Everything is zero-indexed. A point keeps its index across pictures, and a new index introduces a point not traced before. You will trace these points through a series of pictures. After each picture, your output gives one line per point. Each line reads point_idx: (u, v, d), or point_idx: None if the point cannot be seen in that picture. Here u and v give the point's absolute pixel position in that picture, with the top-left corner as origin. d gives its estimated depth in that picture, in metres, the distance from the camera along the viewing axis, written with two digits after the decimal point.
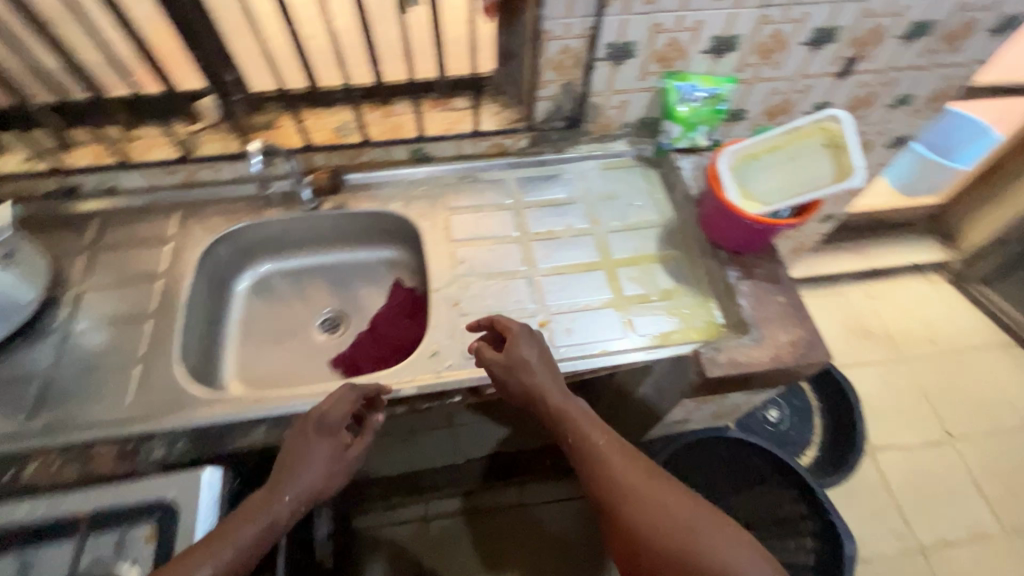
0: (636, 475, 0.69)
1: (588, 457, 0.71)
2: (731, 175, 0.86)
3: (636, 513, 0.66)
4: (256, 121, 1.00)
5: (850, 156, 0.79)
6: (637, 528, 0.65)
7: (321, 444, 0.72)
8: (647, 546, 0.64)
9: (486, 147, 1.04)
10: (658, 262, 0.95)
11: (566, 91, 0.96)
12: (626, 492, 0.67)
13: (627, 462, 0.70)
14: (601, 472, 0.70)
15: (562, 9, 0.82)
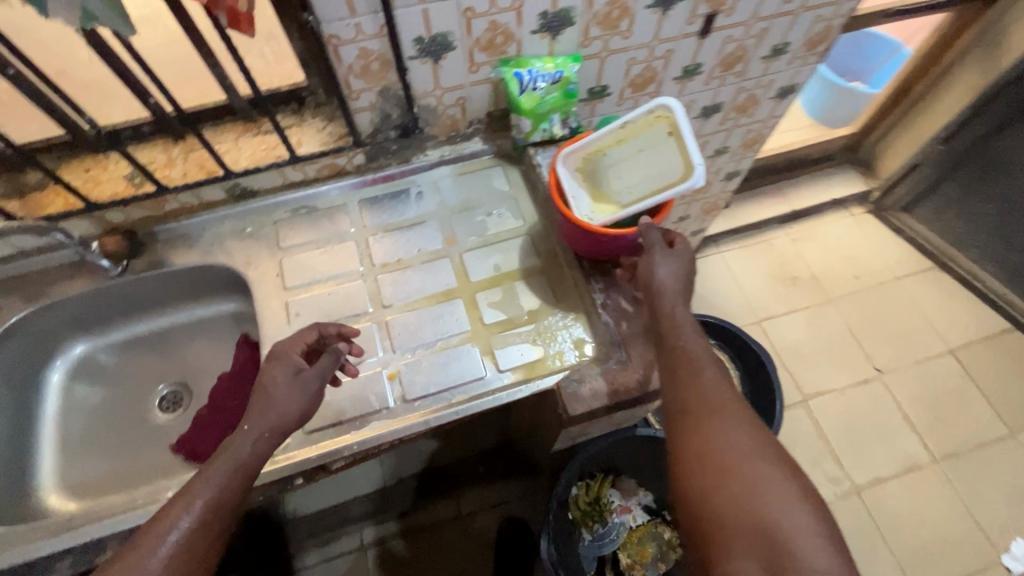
0: (721, 423, 0.60)
1: (689, 391, 0.63)
2: (576, 185, 0.77)
3: (711, 463, 0.58)
4: (27, 180, 0.83)
5: (690, 147, 0.69)
6: (711, 483, 0.57)
7: (283, 400, 0.63)
8: (716, 506, 0.56)
9: (316, 170, 0.90)
10: (521, 280, 0.85)
11: (387, 97, 0.82)
12: (704, 439, 0.59)
13: (730, 407, 0.61)
14: (696, 404, 0.62)
15: (340, 9, 0.67)
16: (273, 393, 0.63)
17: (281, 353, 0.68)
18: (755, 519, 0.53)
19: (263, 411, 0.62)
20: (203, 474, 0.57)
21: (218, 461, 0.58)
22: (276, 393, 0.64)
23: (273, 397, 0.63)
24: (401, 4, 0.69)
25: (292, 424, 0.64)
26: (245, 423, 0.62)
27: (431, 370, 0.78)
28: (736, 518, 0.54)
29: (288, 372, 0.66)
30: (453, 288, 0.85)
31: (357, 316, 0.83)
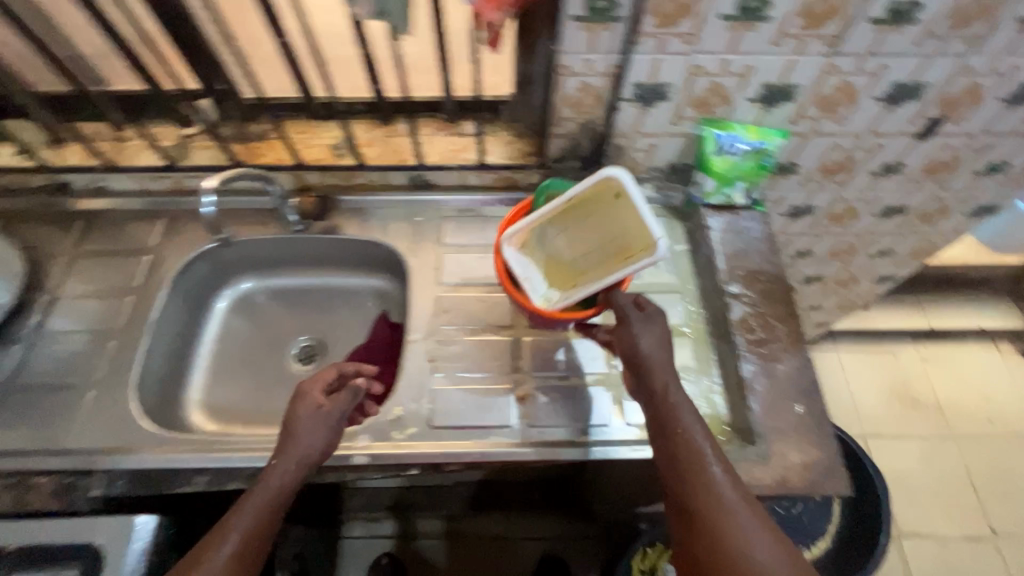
0: (712, 499, 0.56)
1: (681, 458, 0.58)
2: (525, 264, 0.73)
3: (751, 555, 0.53)
4: (251, 130, 0.93)
5: (643, 212, 0.62)
6: (744, 569, 0.52)
7: (308, 440, 0.65)
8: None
9: (492, 179, 0.94)
10: (666, 336, 0.83)
11: (585, 129, 0.84)
12: (727, 520, 0.54)
13: (736, 485, 0.57)
14: (686, 475, 0.57)
15: (582, 44, 0.70)
16: (300, 440, 0.65)
17: (302, 395, 0.68)
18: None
19: (290, 453, 0.64)
20: (241, 506, 0.61)
21: (254, 498, 0.61)
22: (304, 437, 0.65)
23: (297, 438, 0.65)
24: (639, 51, 0.70)
25: (316, 458, 0.65)
26: (275, 459, 0.64)
27: (560, 402, 0.78)
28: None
29: (323, 416, 0.67)
30: (595, 326, 0.84)
31: (499, 328, 0.84)
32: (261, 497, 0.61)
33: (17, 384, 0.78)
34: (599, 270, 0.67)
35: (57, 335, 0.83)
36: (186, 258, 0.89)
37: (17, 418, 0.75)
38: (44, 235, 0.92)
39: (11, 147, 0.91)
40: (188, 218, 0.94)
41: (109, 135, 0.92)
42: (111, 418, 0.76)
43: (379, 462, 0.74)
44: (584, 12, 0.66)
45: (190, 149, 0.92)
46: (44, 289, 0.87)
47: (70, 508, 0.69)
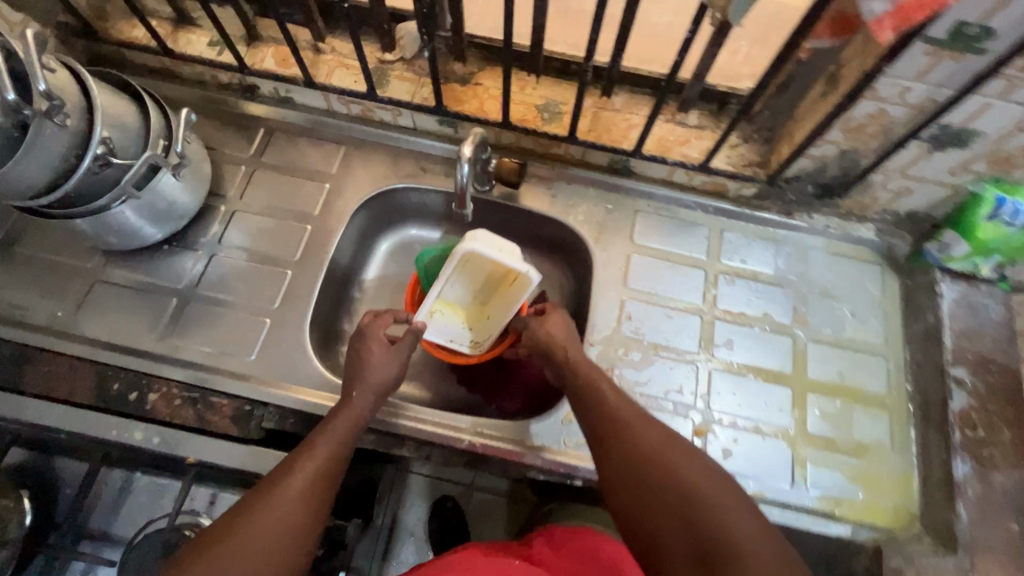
0: (642, 420, 0.60)
1: (584, 382, 0.66)
2: (452, 327, 0.80)
3: (653, 460, 0.56)
4: (455, 70, 0.84)
5: (502, 258, 0.68)
6: (662, 474, 0.54)
7: (375, 373, 0.66)
8: (656, 492, 0.54)
9: (701, 182, 0.84)
10: (861, 404, 0.76)
11: (842, 157, 0.73)
12: (649, 441, 0.58)
13: (640, 411, 0.62)
14: (586, 393, 0.65)
15: (911, 69, 0.58)
16: (367, 374, 0.66)
17: (366, 336, 0.69)
18: (687, 504, 0.52)
19: (365, 383, 0.66)
20: (325, 430, 0.61)
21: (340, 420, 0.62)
22: (368, 368, 0.67)
23: (370, 376, 0.66)
24: (978, 91, 0.58)
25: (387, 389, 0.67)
26: (354, 391, 0.65)
27: (739, 448, 0.73)
28: (673, 514, 0.52)
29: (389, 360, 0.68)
30: (785, 374, 0.77)
31: (681, 351, 0.78)
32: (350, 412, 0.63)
33: (197, 294, 0.77)
34: (499, 307, 0.77)
35: (235, 250, 0.80)
36: (364, 197, 0.85)
37: (195, 330, 0.75)
38: (223, 135, 0.88)
39: (205, 36, 0.85)
40: (368, 151, 0.88)
41: (307, 43, 0.85)
42: (286, 352, 0.74)
43: (551, 467, 0.70)
44: (943, 35, 0.54)
45: (388, 77, 0.84)
46: (224, 197, 0.84)
47: (244, 436, 0.69)
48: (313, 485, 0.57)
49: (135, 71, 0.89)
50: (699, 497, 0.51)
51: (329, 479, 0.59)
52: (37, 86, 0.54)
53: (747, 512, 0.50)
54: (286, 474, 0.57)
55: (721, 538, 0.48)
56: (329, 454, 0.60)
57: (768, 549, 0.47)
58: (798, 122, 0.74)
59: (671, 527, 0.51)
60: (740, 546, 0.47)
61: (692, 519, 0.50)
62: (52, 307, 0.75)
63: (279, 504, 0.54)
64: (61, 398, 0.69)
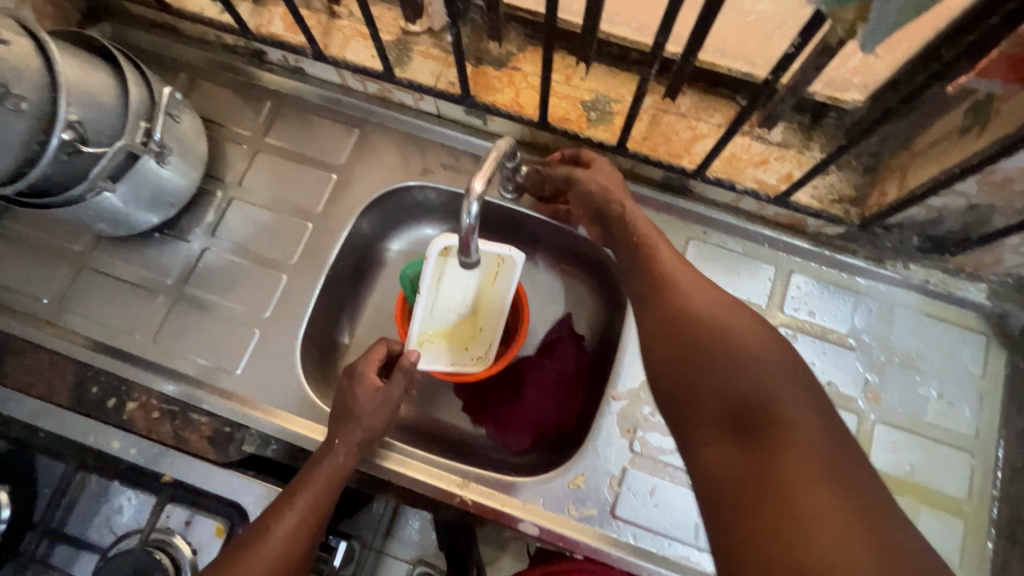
0: (693, 278, 0.52)
1: (637, 247, 0.57)
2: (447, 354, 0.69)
3: (713, 320, 0.47)
4: (489, 49, 0.70)
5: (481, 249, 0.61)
6: (711, 328, 0.47)
7: (364, 421, 0.60)
8: (695, 337, 0.47)
9: (774, 212, 0.69)
10: (931, 506, 0.64)
11: (969, 211, 0.56)
12: (702, 299, 0.50)
13: (693, 269, 0.54)
14: (634, 253, 0.57)
15: None
16: (354, 420, 0.60)
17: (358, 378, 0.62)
18: (734, 362, 0.44)
19: (351, 430, 0.59)
20: (304, 487, 0.56)
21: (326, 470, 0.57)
22: (355, 418, 0.60)
23: (354, 428, 0.59)
24: None
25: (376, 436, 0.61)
26: (337, 441, 0.59)
27: None
28: (713, 371, 0.44)
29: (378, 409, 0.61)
30: None
31: None
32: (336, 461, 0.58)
33: (186, 292, 0.71)
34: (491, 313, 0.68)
35: (229, 243, 0.73)
36: (374, 194, 0.75)
37: (181, 333, 0.69)
38: (225, 106, 0.78)
39: None
40: (384, 138, 0.76)
41: (320, 4, 0.72)
42: (275, 369, 0.68)
43: (549, 538, 0.62)
44: None
45: (410, 53, 0.71)
46: (222, 181, 0.75)
47: (223, 459, 0.65)
48: (295, 540, 0.54)
49: (135, 23, 0.79)
50: (745, 358, 0.44)
51: (313, 532, 0.55)
52: None
53: (797, 386, 0.42)
54: (264, 533, 0.53)
55: (765, 399, 0.41)
56: (311, 504, 0.56)
57: (816, 428, 0.40)
58: (917, 160, 0.57)
59: (718, 376, 0.44)
60: (785, 411, 0.40)
61: (743, 372, 0.43)
62: (38, 292, 0.70)
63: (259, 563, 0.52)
64: (39, 396, 0.66)
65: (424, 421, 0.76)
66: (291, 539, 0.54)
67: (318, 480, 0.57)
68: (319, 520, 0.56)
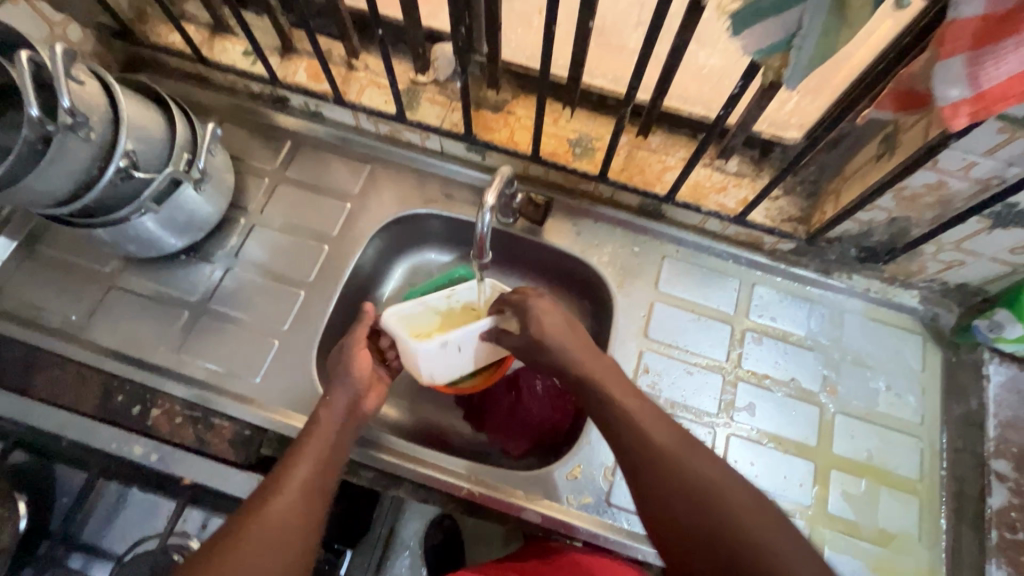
0: (676, 445, 0.57)
1: (614, 409, 0.60)
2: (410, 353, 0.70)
3: (706, 492, 0.54)
4: (487, 96, 0.82)
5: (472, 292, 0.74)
6: (709, 497, 0.53)
7: (344, 388, 0.64)
8: (690, 516, 0.54)
9: (735, 232, 0.80)
10: (890, 487, 0.71)
11: (893, 223, 0.68)
12: (689, 461, 0.56)
13: (666, 425, 0.59)
14: (611, 414, 0.60)
15: (983, 145, 0.53)
16: (332, 391, 0.64)
17: (349, 344, 0.68)
18: (729, 541, 0.52)
19: (332, 401, 0.63)
20: (296, 458, 0.57)
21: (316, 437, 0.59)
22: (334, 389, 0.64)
23: (335, 400, 0.63)
24: None
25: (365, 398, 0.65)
26: (323, 403, 0.63)
27: None
28: (703, 543, 0.53)
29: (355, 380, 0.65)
30: (809, 446, 0.73)
31: (699, 412, 0.74)
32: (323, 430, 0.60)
33: (209, 308, 0.76)
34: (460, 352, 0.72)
35: (250, 265, 0.79)
36: (384, 221, 0.83)
37: (204, 345, 0.74)
38: (249, 144, 0.87)
39: (241, 44, 0.85)
40: (393, 171, 0.86)
41: (341, 58, 0.83)
42: (293, 377, 0.73)
43: (549, 525, 0.67)
44: (1021, 114, 0.49)
45: (419, 99, 0.82)
46: (245, 210, 0.83)
47: (243, 461, 0.68)
48: (299, 501, 0.54)
49: (169, 74, 0.89)
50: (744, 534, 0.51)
51: (315, 495, 0.56)
52: (62, 101, 0.53)
53: (783, 533, 0.51)
54: (264, 501, 0.53)
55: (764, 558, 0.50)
56: (307, 471, 0.57)
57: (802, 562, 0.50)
58: (846, 182, 0.69)
59: (718, 550, 0.52)
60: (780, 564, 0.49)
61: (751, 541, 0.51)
62: (68, 310, 0.75)
63: (268, 529, 0.52)
64: (66, 405, 0.69)
65: (429, 428, 0.81)
66: (294, 501, 0.54)
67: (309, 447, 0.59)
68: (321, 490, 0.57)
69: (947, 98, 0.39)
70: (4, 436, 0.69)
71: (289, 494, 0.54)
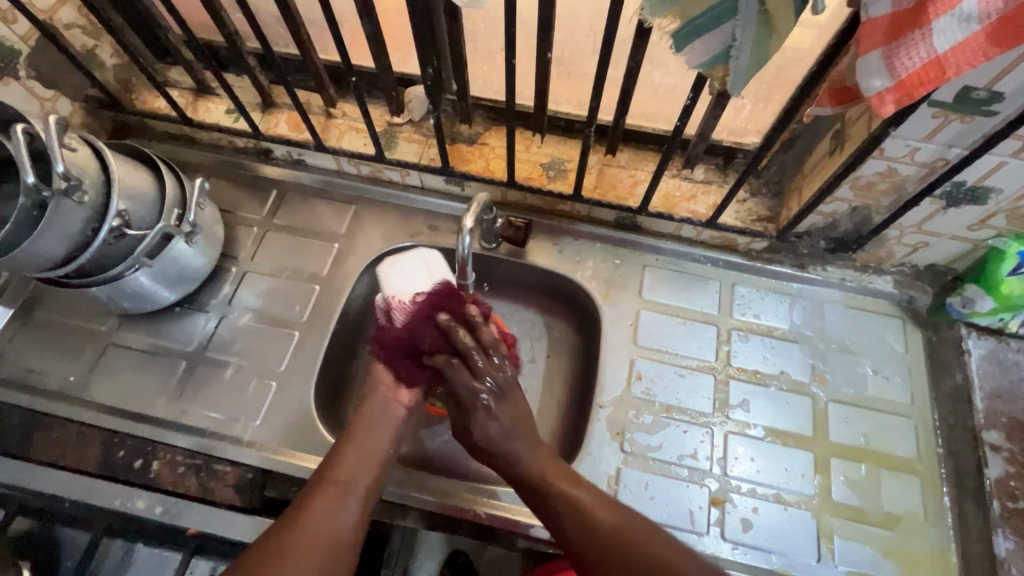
0: (608, 510, 0.60)
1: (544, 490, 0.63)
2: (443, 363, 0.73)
3: (611, 530, 0.59)
4: (461, 130, 0.86)
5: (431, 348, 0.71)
6: (629, 553, 0.57)
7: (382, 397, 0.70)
8: (611, 558, 0.57)
9: (710, 236, 0.83)
10: (889, 469, 0.72)
11: (854, 212, 0.72)
12: (599, 515, 0.60)
13: (585, 486, 0.62)
14: (524, 479, 0.64)
15: (920, 131, 0.57)
16: (376, 393, 0.71)
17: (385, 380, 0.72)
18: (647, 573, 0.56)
19: (373, 400, 0.70)
20: (336, 465, 0.62)
21: (358, 437, 0.65)
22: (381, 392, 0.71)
23: (365, 416, 0.67)
24: (991, 152, 0.57)
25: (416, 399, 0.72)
26: (365, 408, 0.69)
27: (760, 519, 0.69)
28: None
29: (388, 395, 0.71)
30: (806, 437, 0.74)
31: (695, 413, 0.75)
32: (359, 437, 0.65)
33: (207, 356, 0.78)
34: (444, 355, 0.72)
35: (244, 311, 0.81)
36: (371, 257, 0.86)
37: (202, 394, 0.75)
38: (236, 196, 0.90)
39: (224, 103, 0.89)
40: (377, 210, 0.89)
41: (319, 107, 0.88)
42: (294, 418, 0.74)
43: (558, 539, 0.67)
44: (949, 99, 0.53)
45: (397, 139, 0.86)
46: (236, 258, 0.85)
47: (246, 505, 0.69)
48: (341, 515, 0.58)
49: (157, 137, 0.93)
50: (653, 560, 0.56)
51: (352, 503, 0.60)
52: (56, 167, 0.56)
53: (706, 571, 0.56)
54: (303, 514, 0.57)
55: None
56: (339, 479, 0.61)
57: None
58: (806, 179, 0.73)
59: None
60: None
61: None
62: (66, 371, 0.76)
63: (309, 541, 0.55)
64: (68, 466, 0.70)
65: (429, 459, 0.81)
66: (333, 512, 0.58)
67: (343, 461, 0.63)
68: (355, 495, 0.61)
69: (871, 88, 0.43)
70: (8, 502, 0.69)
71: (325, 499, 0.59)
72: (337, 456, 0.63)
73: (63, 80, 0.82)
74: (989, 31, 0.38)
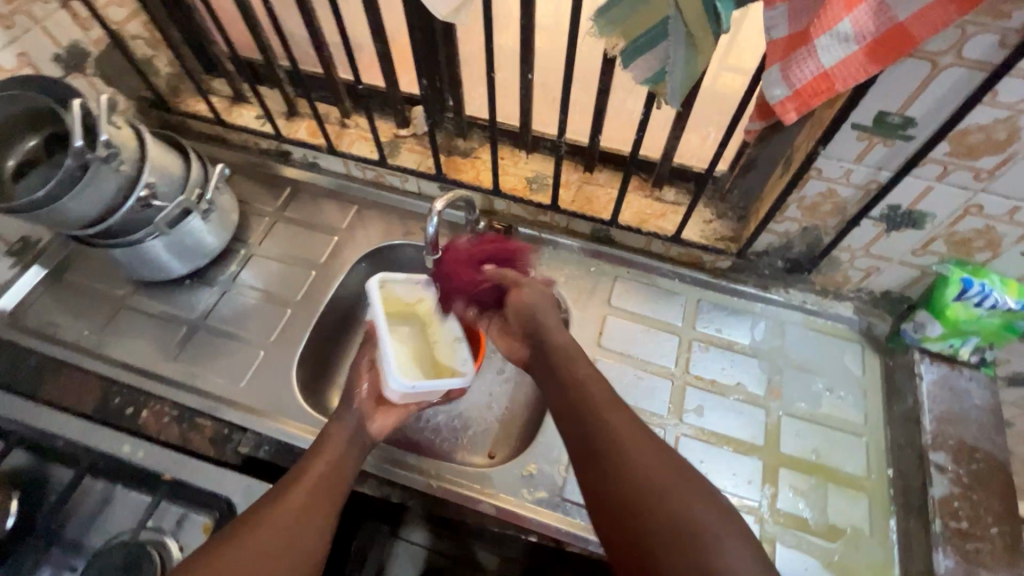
0: (606, 404, 0.61)
1: (572, 389, 0.63)
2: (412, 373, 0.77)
3: (626, 445, 0.56)
4: (458, 145, 0.96)
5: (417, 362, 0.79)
6: (637, 477, 0.54)
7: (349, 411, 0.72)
8: (620, 470, 0.55)
9: (678, 252, 0.89)
10: (838, 484, 0.73)
11: (806, 234, 0.77)
12: (623, 429, 0.58)
13: (607, 395, 0.62)
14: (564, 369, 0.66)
15: (850, 154, 0.63)
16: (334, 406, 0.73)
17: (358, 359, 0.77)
18: (653, 501, 0.52)
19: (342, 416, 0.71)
20: (298, 474, 0.64)
21: (327, 446, 0.67)
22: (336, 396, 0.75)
23: (336, 435, 0.69)
24: (915, 175, 0.62)
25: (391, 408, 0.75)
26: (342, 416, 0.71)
27: None
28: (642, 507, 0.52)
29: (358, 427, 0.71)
30: (757, 446, 0.76)
31: (650, 414, 0.79)
32: (326, 459, 0.66)
33: (207, 324, 0.86)
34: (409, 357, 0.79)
35: (246, 288, 0.90)
36: (365, 250, 0.94)
37: (197, 356, 0.83)
38: (256, 190, 1.00)
39: (254, 110, 1.01)
40: (377, 210, 0.98)
41: (336, 118, 0.99)
42: (274, 385, 0.80)
43: (504, 517, 0.70)
44: (869, 122, 0.59)
45: (400, 149, 0.96)
46: (245, 243, 0.94)
47: (219, 457, 0.75)
48: (292, 518, 0.59)
49: (194, 136, 1.05)
50: (658, 498, 0.52)
51: (308, 511, 0.61)
52: (100, 136, 0.67)
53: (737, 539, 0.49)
54: (254, 516, 0.59)
55: (691, 533, 0.49)
56: (297, 505, 0.61)
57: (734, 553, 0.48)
58: (763, 201, 0.79)
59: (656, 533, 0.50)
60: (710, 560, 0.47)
61: (665, 508, 0.51)
62: (82, 327, 0.85)
63: (254, 534, 0.57)
64: (67, 406, 0.77)
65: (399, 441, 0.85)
66: (278, 524, 0.58)
67: (301, 486, 0.63)
68: (321, 515, 0.61)
69: (774, 97, 0.49)
70: (7, 436, 0.75)
71: (281, 516, 0.59)
72: (307, 460, 0.66)
73: (123, 81, 0.96)
74: (868, 51, 0.45)
